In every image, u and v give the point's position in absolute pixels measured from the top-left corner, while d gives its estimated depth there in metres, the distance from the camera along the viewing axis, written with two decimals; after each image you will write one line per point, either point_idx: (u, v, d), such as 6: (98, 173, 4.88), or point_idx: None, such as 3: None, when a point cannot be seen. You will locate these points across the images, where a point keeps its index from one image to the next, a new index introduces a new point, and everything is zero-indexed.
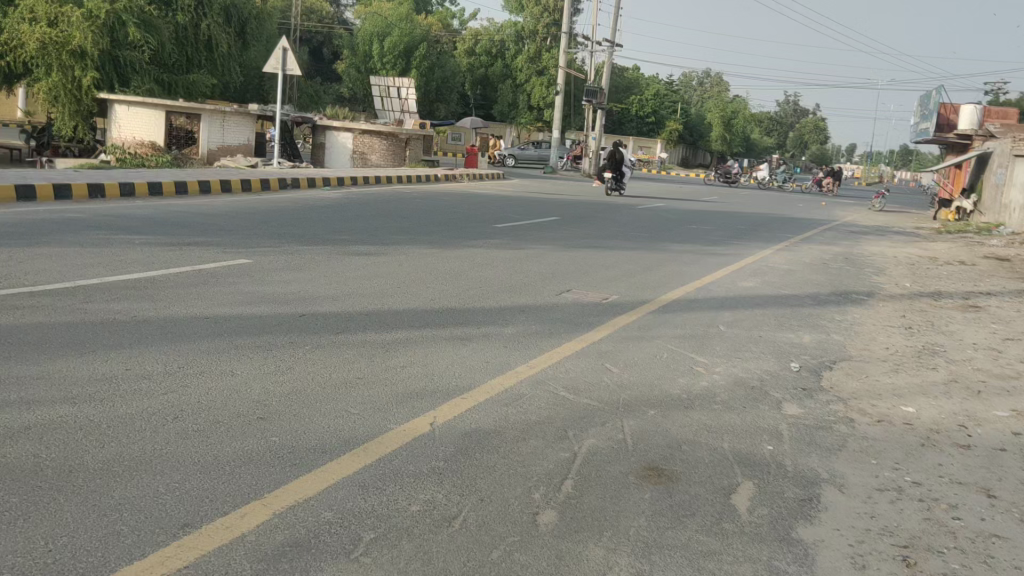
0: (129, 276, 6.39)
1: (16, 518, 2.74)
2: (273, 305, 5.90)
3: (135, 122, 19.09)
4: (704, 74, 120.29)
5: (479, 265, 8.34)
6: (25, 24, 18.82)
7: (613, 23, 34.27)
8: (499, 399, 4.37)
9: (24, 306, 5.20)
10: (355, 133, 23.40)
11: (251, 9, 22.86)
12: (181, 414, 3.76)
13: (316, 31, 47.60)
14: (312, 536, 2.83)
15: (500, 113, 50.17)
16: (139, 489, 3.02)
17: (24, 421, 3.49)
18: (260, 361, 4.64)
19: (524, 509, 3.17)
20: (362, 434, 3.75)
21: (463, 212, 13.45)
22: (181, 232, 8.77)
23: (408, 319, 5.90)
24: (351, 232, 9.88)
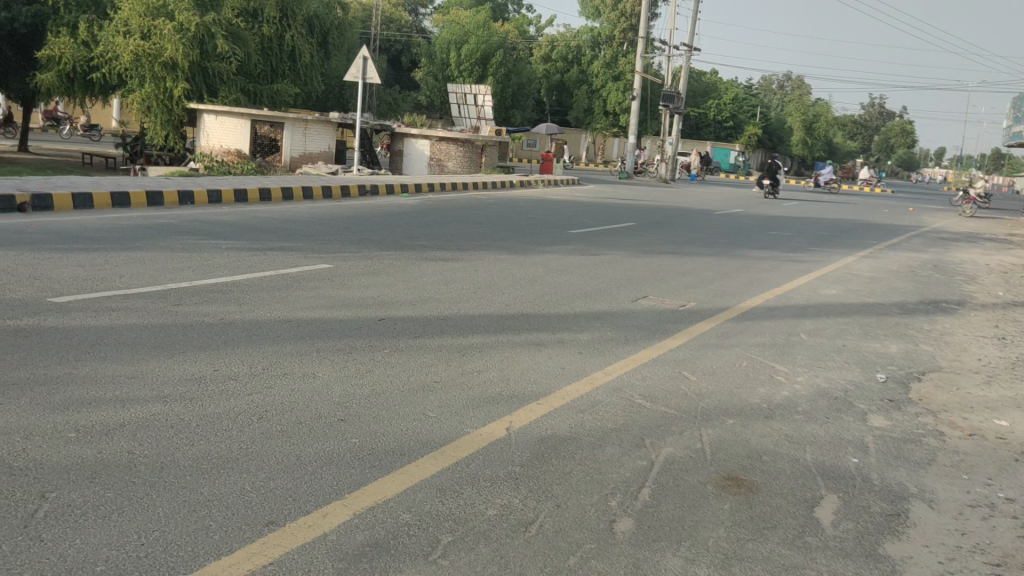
0: (218, 280, 6.61)
1: (112, 511, 2.85)
2: (354, 309, 6.02)
3: (222, 130, 19.72)
4: (784, 78, 117.78)
5: (554, 271, 8.35)
6: (121, 37, 19.64)
7: (691, 27, 33.83)
8: (575, 405, 4.36)
9: (120, 309, 5.42)
10: (432, 140, 23.68)
11: (333, 19, 23.33)
12: (266, 415, 3.87)
13: (395, 40, 48.45)
14: (391, 537, 2.87)
15: (576, 119, 50.10)
16: (226, 487, 3.12)
17: (119, 418, 3.64)
18: (340, 363, 4.73)
19: (601, 516, 3.15)
20: (441, 437, 3.79)
21: (539, 217, 13.47)
22: (265, 238, 9.02)
23: (484, 324, 5.94)
24: (429, 238, 10.00)
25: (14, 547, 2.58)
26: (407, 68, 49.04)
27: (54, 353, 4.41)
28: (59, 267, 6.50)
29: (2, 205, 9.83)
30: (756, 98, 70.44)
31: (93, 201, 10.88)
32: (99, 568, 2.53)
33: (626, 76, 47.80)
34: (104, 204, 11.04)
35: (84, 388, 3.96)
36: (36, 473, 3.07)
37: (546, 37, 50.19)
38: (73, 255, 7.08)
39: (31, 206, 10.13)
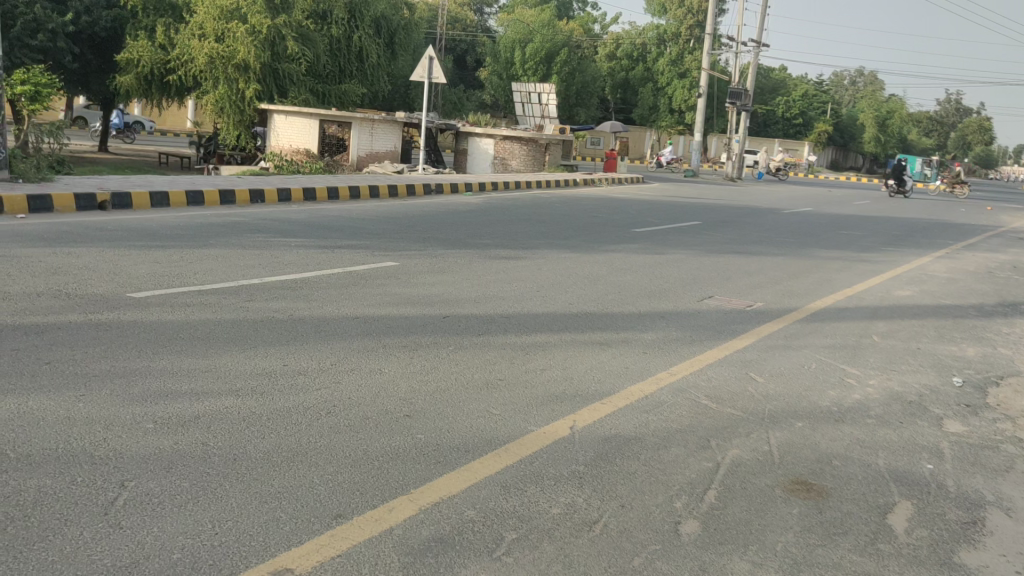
0: (287, 276, 6.75)
1: (187, 501, 2.94)
2: (419, 307, 6.08)
3: (291, 130, 20.12)
4: (856, 74, 114.82)
5: (618, 270, 8.30)
6: (196, 40, 20.19)
7: (761, 22, 33.11)
8: (639, 406, 4.33)
9: (195, 304, 5.58)
10: (497, 139, 23.69)
11: (399, 20, 23.54)
12: (334, 409, 3.94)
13: (460, 40, 48.75)
14: (456, 533, 2.90)
15: (641, 116, 49.65)
16: (296, 480, 3.18)
17: (194, 410, 3.75)
18: (405, 360, 4.79)
19: (665, 518, 3.13)
20: (504, 434, 3.80)
21: (602, 216, 13.39)
22: (332, 236, 9.17)
23: (548, 323, 5.94)
24: (493, 236, 10.03)
25: (96, 534, 2.68)
26: (472, 67, 49.27)
27: (132, 347, 4.56)
28: (137, 264, 6.71)
29: (83, 204, 10.21)
30: (827, 95, 68.81)
31: (168, 200, 11.20)
32: (175, 555, 2.61)
33: (691, 73, 47.21)
34: (179, 202, 11.38)
35: (160, 380, 4.09)
36: (116, 461, 3.18)
37: (611, 35, 49.85)
38: (151, 251, 7.32)
39: (110, 205, 10.49)
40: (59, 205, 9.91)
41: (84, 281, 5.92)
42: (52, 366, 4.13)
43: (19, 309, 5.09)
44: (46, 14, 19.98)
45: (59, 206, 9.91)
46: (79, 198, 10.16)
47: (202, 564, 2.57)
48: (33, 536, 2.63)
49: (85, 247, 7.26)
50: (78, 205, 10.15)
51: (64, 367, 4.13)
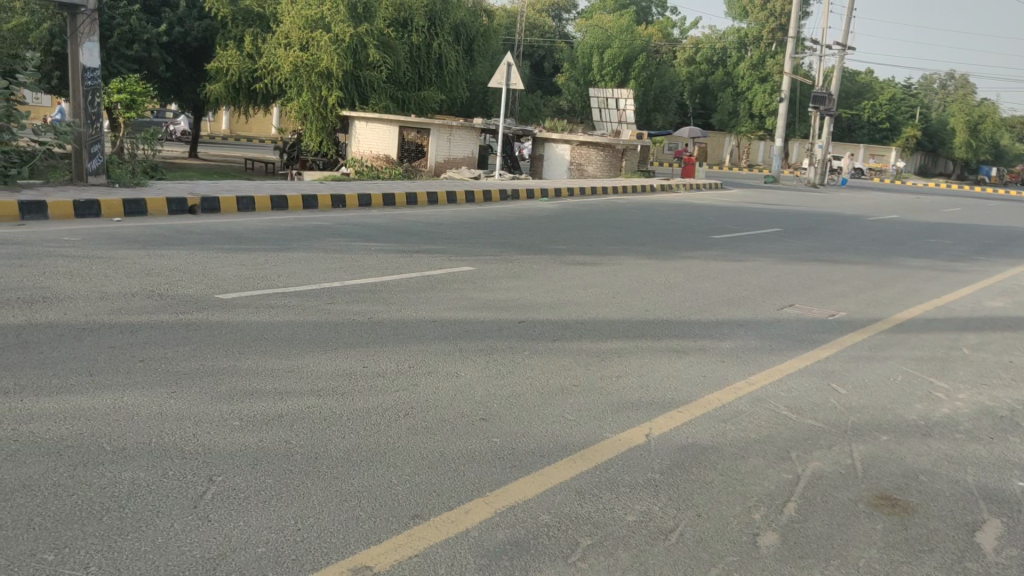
0: (367, 280, 6.88)
1: (271, 497, 3.03)
2: (495, 311, 6.13)
3: (372, 136, 20.54)
4: (947, 76, 111.09)
5: (696, 277, 8.20)
6: (282, 49, 20.78)
7: (847, 24, 32.19)
8: (716, 415, 4.27)
9: (279, 306, 5.73)
10: (574, 144, 23.66)
11: (479, 27, 23.57)
12: (412, 411, 4.01)
13: (538, 46, 48.99)
14: (531, 537, 2.92)
15: (720, 122, 48.77)
16: (374, 479, 3.25)
17: (279, 409, 3.86)
18: (482, 364, 4.84)
19: (744, 529, 3.08)
20: (579, 440, 3.80)
21: (680, 222, 13.26)
22: (411, 240, 9.33)
23: (624, 329, 5.91)
24: (569, 242, 10.05)
25: (186, 525, 2.78)
26: (550, 73, 49.45)
27: (220, 346, 4.72)
28: (225, 266, 6.95)
29: (176, 208, 10.60)
30: (915, 98, 66.62)
31: (254, 204, 11.56)
32: (260, 549, 2.69)
33: (773, 78, 46.00)
34: (264, 207, 11.72)
35: (247, 379, 4.23)
36: (205, 457, 3.30)
37: (690, 40, 49.24)
38: (238, 254, 7.56)
39: (200, 209, 10.86)
40: (152, 209, 10.31)
41: (175, 283, 6.16)
42: (146, 363, 4.31)
43: (115, 308, 5.32)
44: (141, 26, 21.05)
45: (153, 210, 10.32)
46: (172, 202, 10.56)
47: (287, 558, 2.65)
48: (127, 526, 2.74)
49: (177, 249, 7.56)
50: (171, 209, 10.53)
51: (157, 365, 4.30)
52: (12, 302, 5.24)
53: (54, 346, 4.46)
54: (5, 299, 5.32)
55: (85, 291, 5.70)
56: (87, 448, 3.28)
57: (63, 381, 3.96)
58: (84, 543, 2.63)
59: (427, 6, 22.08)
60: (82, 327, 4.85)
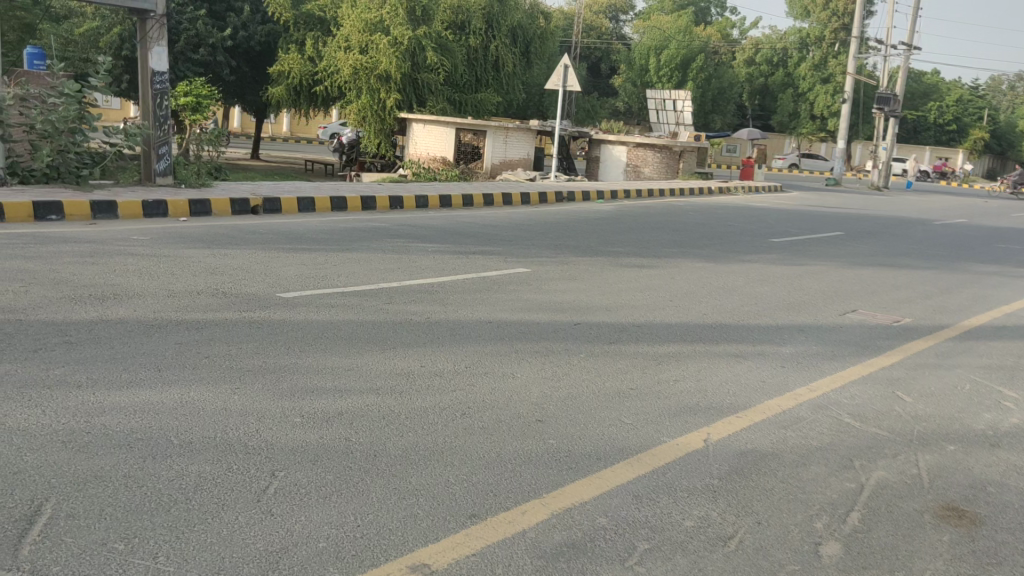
0: (425, 281, 6.94)
1: (331, 493, 3.08)
2: (551, 313, 6.13)
3: (429, 138, 20.72)
4: (1016, 77, 108.00)
5: (756, 281, 8.09)
6: (342, 52, 21.09)
7: (913, 24, 31.36)
8: (776, 421, 4.21)
9: (338, 305, 5.83)
10: (630, 146, 23.56)
11: (536, 28, 23.52)
12: (468, 412, 4.02)
13: (595, 48, 48.91)
14: (588, 539, 2.91)
15: (780, 123, 47.90)
16: (432, 478, 3.27)
17: (339, 407, 3.92)
18: (538, 366, 4.84)
19: (806, 538, 3.03)
20: (636, 444, 3.78)
21: (738, 225, 13.08)
22: (467, 241, 9.39)
23: (681, 333, 5.85)
24: (625, 244, 10.00)
25: (249, 519, 2.84)
26: (606, 74, 49.33)
27: (282, 344, 4.81)
28: (286, 265, 7.08)
29: (239, 208, 10.82)
30: (984, 99, 64.79)
31: (314, 205, 11.75)
32: (321, 544, 2.73)
33: (836, 79, 44.98)
34: (324, 208, 11.91)
35: (308, 377, 4.30)
36: (268, 452, 3.37)
37: (749, 40, 48.55)
38: (298, 254, 7.68)
39: (262, 209, 11.07)
40: (216, 209, 10.54)
41: (238, 281, 6.28)
42: (211, 360, 4.41)
43: (182, 305, 5.46)
44: (207, 30, 21.63)
45: (217, 210, 10.56)
46: (235, 202, 10.79)
47: (347, 553, 2.69)
48: (194, 518, 2.81)
49: (240, 249, 7.71)
50: (233, 209, 10.76)
51: (220, 361, 4.40)
52: (84, 299, 5.41)
53: (123, 342, 4.59)
54: (77, 296, 5.49)
55: (153, 288, 5.85)
56: (156, 441, 3.36)
57: (132, 375, 4.08)
58: (152, 534, 2.70)
59: (484, 7, 22.14)
60: (151, 324, 4.98)
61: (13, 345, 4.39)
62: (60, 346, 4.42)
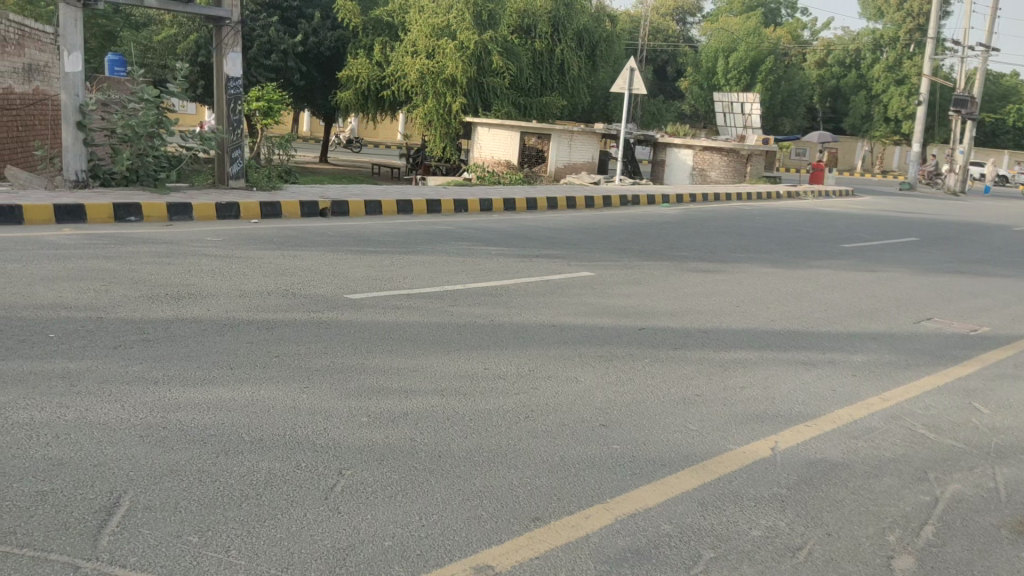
0: (488, 283, 6.98)
1: (397, 493, 3.11)
2: (615, 318, 6.10)
3: (494, 142, 20.81)
4: None
5: (826, 287, 7.93)
6: (409, 57, 21.33)
7: (992, 24, 30.32)
8: (847, 431, 4.11)
9: (404, 306, 5.90)
10: (696, 150, 23.27)
11: (602, 32, 23.42)
12: (531, 414, 4.03)
13: (661, 50, 48.61)
14: (652, 546, 2.89)
15: (852, 127, 46.74)
16: (496, 480, 3.29)
17: (404, 408, 3.96)
18: (603, 370, 4.82)
19: (877, 551, 2.95)
20: (702, 451, 3.74)
21: (807, 230, 12.80)
22: (531, 245, 9.38)
23: (748, 339, 5.76)
24: (692, 249, 9.88)
25: (318, 516, 2.89)
26: (672, 77, 49.01)
27: (350, 344, 4.89)
28: (353, 267, 7.19)
29: (308, 210, 11.03)
30: None
31: (381, 208, 11.92)
32: (387, 543, 2.76)
33: (910, 79, 43.61)
34: (390, 210, 12.07)
35: (374, 377, 4.35)
36: (335, 451, 3.42)
37: (821, 42, 47.76)
38: (365, 256, 7.78)
39: (330, 212, 11.26)
40: (286, 212, 10.76)
41: (308, 283, 6.41)
42: (281, 359, 4.51)
43: (254, 305, 5.59)
44: (279, 37, 22.44)
45: (287, 212, 10.78)
46: (305, 204, 11.01)
47: (413, 552, 2.72)
48: (264, 514, 2.87)
49: (310, 251, 7.86)
50: (303, 211, 10.97)
51: (290, 361, 4.49)
52: (161, 298, 5.58)
53: (198, 340, 4.71)
54: (154, 294, 5.68)
55: (226, 288, 6.01)
56: (228, 437, 3.45)
57: (206, 373, 4.19)
58: (225, 527, 2.77)
59: (550, 11, 22.18)
60: (224, 322, 5.12)
61: (94, 341, 4.55)
62: (138, 343, 4.57)
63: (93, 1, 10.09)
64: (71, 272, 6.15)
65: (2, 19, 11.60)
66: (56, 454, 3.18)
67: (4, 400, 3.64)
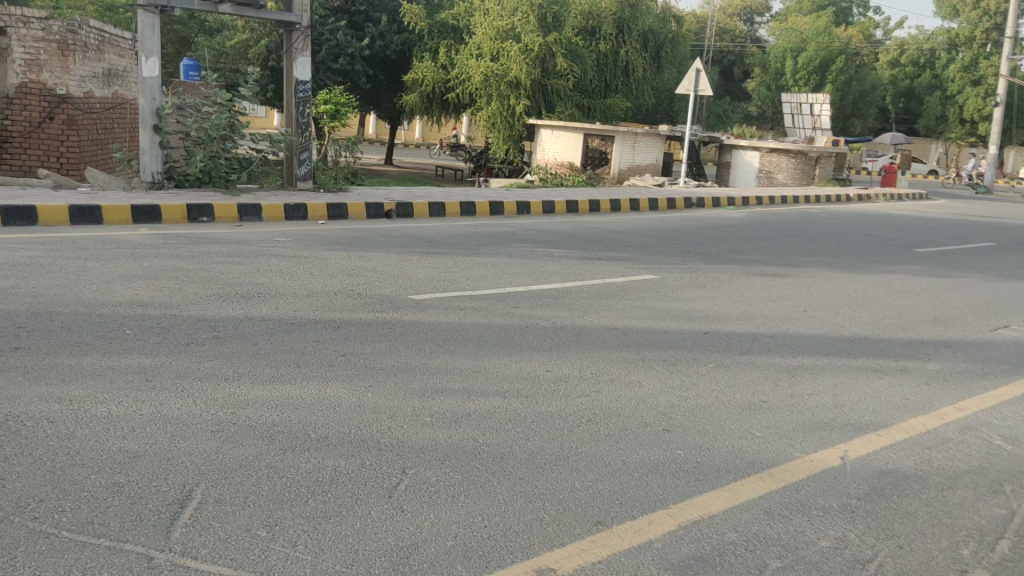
0: (550, 286, 6.96)
1: (460, 492, 3.13)
2: (679, 321, 6.03)
3: (557, 144, 20.81)
4: None
5: (898, 293, 7.70)
6: (474, 60, 21.44)
7: None
8: (920, 441, 4.00)
9: (468, 307, 5.93)
10: (763, 152, 22.89)
11: (668, 32, 23.21)
12: (593, 418, 4.01)
13: (728, 51, 48.19)
14: (717, 553, 2.84)
15: (926, 128, 45.39)
16: (558, 482, 3.28)
17: (466, 408, 3.98)
18: (666, 374, 4.76)
19: (952, 565, 2.86)
20: (769, 458, 3.67)
21: (880, 234, 12.45)
22: (594, 248, 9.34)
23: (816, 345, 5.64)
24: (758, 252, 9.72)
25: (381, 514, 2.92)
26: (739, 78, 48.67)
27: (414, 344, 4.94)
28: (417, 268, 7.26)
29: (373, 212, 11.18)
30: None
31: (445, 210, 12.01)
32: (450, 542, 2.78)
33: (988, 80, 41.55)
34: (453, 212, 12.14)
35: (437, 377, 4.38)
36: (399, 450, 3.45)
37: (894, 41, 46.35)
38: (429, 257, 7.84)
39: (395, 213, 11.38)
40: (352, 213, 10.94)
41: (373, 283, 6.50)
42: (347, 358, 4.58)
43: (320, 305, 5.69)
44: (347, 41, 22.76)
45: (353, 214, 10.95)
46: (370, 206, 11.16)
47: (476, 553, 2.73)
48: (330, 510, 2.92)
49: (375, 252, 7.95)
50: (368, 213, 11.12)
51: (355, 360, 4.55)
52: (231, 297, 5.71)
53: (266, 338, 4.82)
54: (225, 293, 5.82)
55: (294, 288, 6.12)
56: (295, 434, 3.52)
57: (274, 370, 4.27)
58: (292, 523, 2.82)
59: (615, 13, 22.08)
60: (292, 321, 5.22)
61: (168, 338, 4.68)
62: (210, 340, 4.69)
63: (170, 8, 10.39)
64: (147, 270, 6.35)
65: (86, 26, 11.89)
66: (131, 446, 3.28)
67: (83, 393, 3.78)
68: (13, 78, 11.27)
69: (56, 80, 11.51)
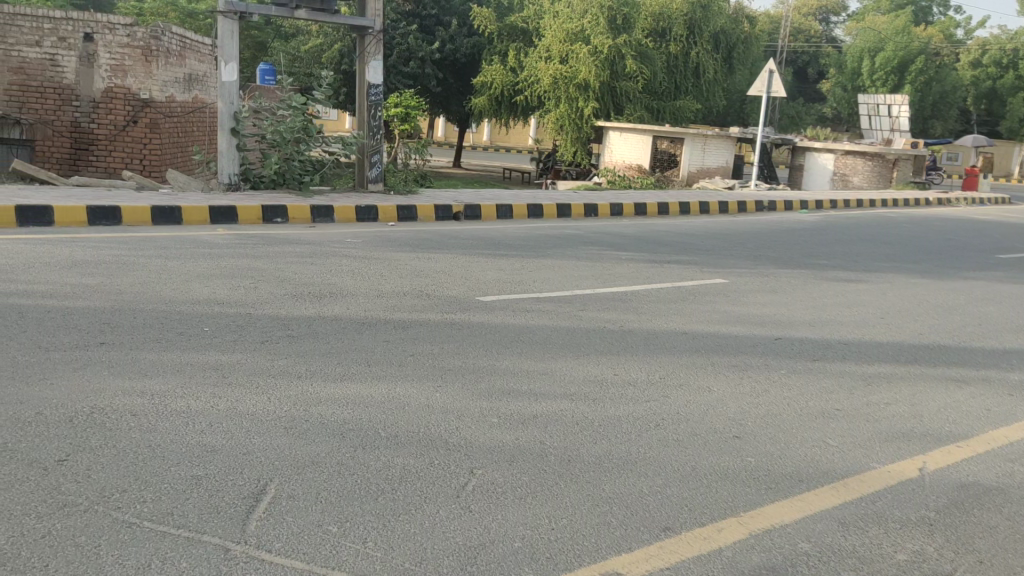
0: (618, 288, 6.93)
1: (527, 494, 3.14)
2: (750, 326, 5.92)
3: (626, 146, 20.71)
4: None
5: (980, 300, 7.43)
6: (543, 62, 21.48)
7: None
8: (1002, 453, 3.85)
9: (535, 310, 5.94)
10: (838, 154, 22.34)
11: (739, 33, 22.89)
12: (662, 423, 3.96)
13: (802, 52, 47.27)
14: (790, 563, 2.79)
15: (1009, 130, 43.72)
16: (625, 487, 3.25)
17: (534, 410, 3.99)
18: (736, 380, 4.69)
19: None
20: (843, 468, 3.58)
21: (961, 240, 12.03)
22: (663, 250, 9.25)
23: (892, 353, 5.47)
24: (831, 257, 9.50)
25: (450, 513, 2.94)
26: (813, 79, 47.65)
27: (481, 346, 4.96)
28: (484, 270, 7.30)
29: (441, 214, 11.28)
30: None
31: (512, 212, 12.04)
32: (517, 544, 2.78)
33: None
34: (521, 214, 12.17)
35: (503, 379, 4.39)
36: (466, 451, 3.47)
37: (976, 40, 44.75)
38: (496, 259, 7.87)
39: (463, 215, 11.47)
40: (421, 215, 11.07)
41: (442, 284, 6.56)
42: (415, 358, 4.63)
43: (391, 305, 5.77)
44: (417, 44, 23.08)
45: (422, 215, 11.08)
46: (439, 208, 11.26)
47: (542, 555, 2.72)
48: (399, 508, 2.95)
49: (444, 253, 8.02)
50: (437, 215, 11.23)
51: (425, 360, 4.59)
52: (304, 297, 5.82)
53: (337, 338, 4.89)
54: (298, 293, 5.94)
55: (365, 288, 6.22)
56: (366, 433, 3.57)
57: (345, 369, 4.34)
58: (362, 519, 2.86)
59: (686, 14, 21.86)
60: (362, 321, 5.30)
61: (244, 336, 4.80)
62: (284, 339, 4.80)
63: (248, 13, 10.67)
64: (224, 269, 6.52)
65: (167, 32, 12.18)
66: (209, 441, 3.37)
67: (163, 388, 3.89)
68: (99, 83, 11.74)
69: (139, 84, 11.87)
